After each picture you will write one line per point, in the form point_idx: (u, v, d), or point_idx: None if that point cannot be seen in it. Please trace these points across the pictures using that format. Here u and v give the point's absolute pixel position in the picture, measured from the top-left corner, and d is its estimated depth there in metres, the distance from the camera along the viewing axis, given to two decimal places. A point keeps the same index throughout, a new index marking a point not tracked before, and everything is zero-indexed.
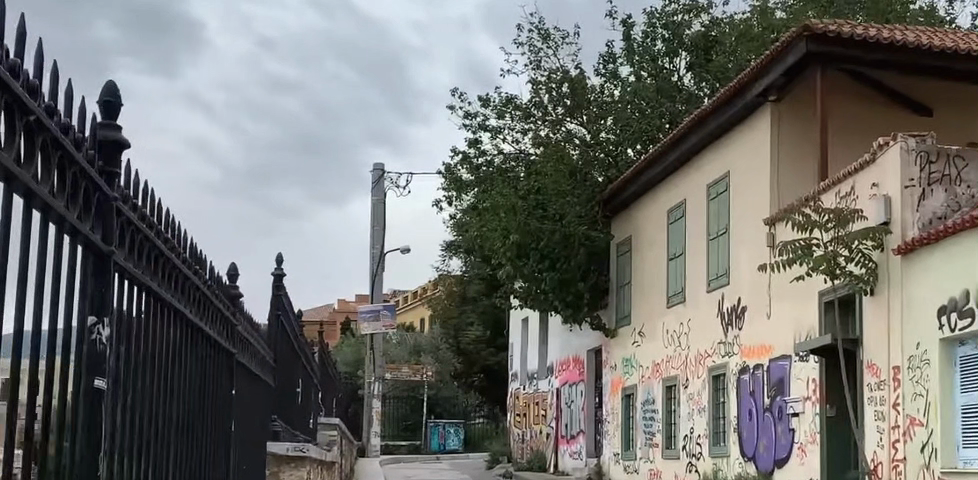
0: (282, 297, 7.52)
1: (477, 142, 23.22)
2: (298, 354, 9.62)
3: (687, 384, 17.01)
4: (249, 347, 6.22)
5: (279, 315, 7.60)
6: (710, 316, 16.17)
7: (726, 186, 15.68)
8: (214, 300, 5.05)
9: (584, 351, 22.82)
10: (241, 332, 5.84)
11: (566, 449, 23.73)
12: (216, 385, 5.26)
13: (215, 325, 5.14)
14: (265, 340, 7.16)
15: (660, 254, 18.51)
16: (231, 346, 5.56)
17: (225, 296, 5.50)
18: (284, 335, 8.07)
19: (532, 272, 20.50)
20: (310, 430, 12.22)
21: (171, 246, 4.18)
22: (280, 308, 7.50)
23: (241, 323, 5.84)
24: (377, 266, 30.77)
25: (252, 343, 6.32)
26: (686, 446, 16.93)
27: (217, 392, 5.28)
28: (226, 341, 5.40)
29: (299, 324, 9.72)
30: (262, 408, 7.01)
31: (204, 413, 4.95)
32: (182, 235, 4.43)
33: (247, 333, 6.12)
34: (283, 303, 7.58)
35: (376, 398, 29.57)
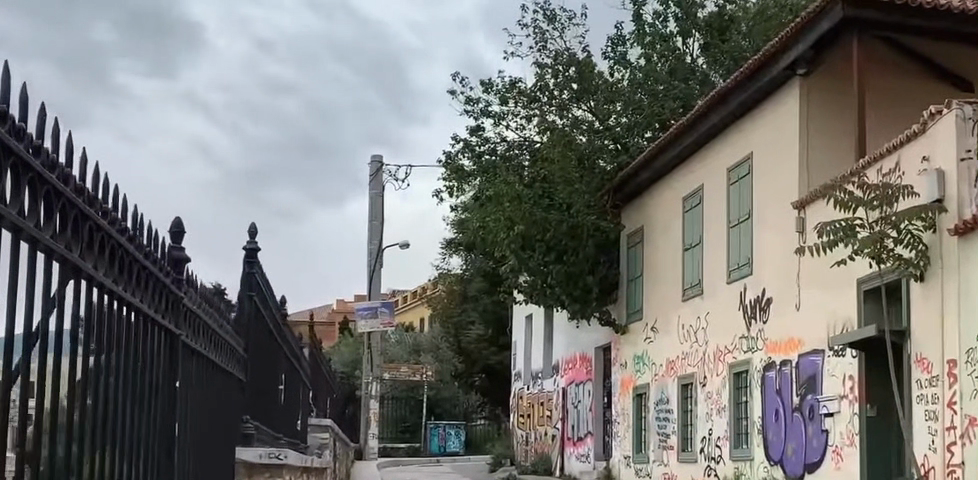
0: (256, 276, 6.41)
1: (479, 130, 22.11)
2: (284, 348, 8.63)
3: (705, 382, 15.91)
4: (203, 328, 5.13)
5: (253, 299, 6.48)
6: (731, 309, 15.05)
7: (748, 169, 14.57)
8: (138, 261, 3.96)
9: (591, 348, 21.70)
10: (188, 307, 4.79)
11: (573, 451, 22.62)
12: (147, 367, 4.18)
13: (142, 292, 4.05)
14: (233, 325, 6.04)
15: (674, 244, 17.42)
16: (170, 323, 4.47)
17: (163, 262, 4.41)
18: (261, 323, 6.98)
19: (537, 265, 19.49)
20: (297, 432, 11.12)
21: (67, 179, 3.09)
22: (253, 290, 6.41)
23: (188, 295, 4.79)
24: (375, 262, 29.66)
25: (209, 326, 5.27)
26: (703, 448, 15.83)
27: (148, 378, 4.19)
28: (160, 316, 4.30)
29: (282, 313, 8.71)
30: (227, 406, 5.94)
31: (125, 408, 3.89)
32: (92, 173, 3.35)
33: (198, 312, 5.03)
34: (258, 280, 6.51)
35: (375, 399, 28.46)
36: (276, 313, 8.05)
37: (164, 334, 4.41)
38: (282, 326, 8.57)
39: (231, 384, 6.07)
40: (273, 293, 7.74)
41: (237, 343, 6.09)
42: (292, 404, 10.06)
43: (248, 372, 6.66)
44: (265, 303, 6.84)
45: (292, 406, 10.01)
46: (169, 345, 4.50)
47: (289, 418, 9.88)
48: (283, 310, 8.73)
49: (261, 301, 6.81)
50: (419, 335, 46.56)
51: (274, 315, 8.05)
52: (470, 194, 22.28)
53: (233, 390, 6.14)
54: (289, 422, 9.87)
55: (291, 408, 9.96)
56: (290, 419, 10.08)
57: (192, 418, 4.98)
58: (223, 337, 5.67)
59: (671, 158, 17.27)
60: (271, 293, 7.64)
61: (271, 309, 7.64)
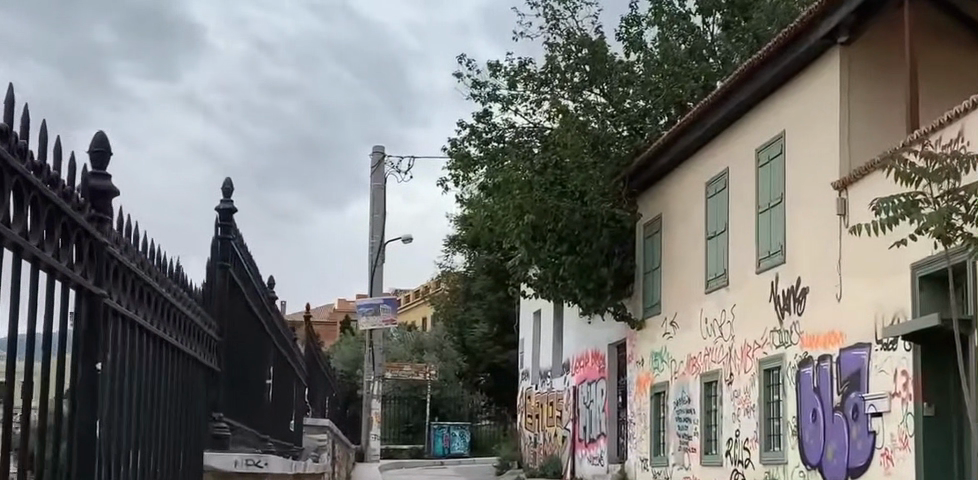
0: (231, 243, 5.37)
1: (486, 115, 21.04)
2: (272, 337, 7.58)
3: (731, 380, 14.81)
4: (145, 292, 4.19)
5: (228, 269, 5.43)
6: (761, 301, 13.93)
7: (780, 148, 13.51)
8: (32, 182, 3.01)
9: (605, 345, 20.61)
10: (116, 261, 3.81)
11: (585, 454, 21.52)
12: (48, 329, 3.21)
13: (37, 233, 3.09)
14: (197, 299, 4.98)
15: (694, 232, 16.35)
16: (84, 276, 3.49)
17: (73, 194, 3.43)
18: (240, 305, 5.97)
19: (548, 256, 18.42)
20: (289, 436, 10.01)
21: None
22: (229, 260, 5.39)
23: (115, 247, 3.82)
24: (376, 257, 28.57)
25: (155, 293, 4.31)
26: (729, 451, 14.74)
27: (48, 342, 3.22)
28: (66, 262, 3.34)
29: (270, 296, 7.66)
30: (192, 399, 4.97)
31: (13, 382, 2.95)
32: None
33: (138, 272, 4.08)
34: (235, 249, 5.55)
35: (377, 399, 27.36)
36: (263, 297, 7.03)
37: (73, 292, 3.42)
38: (270, 312, 7.52)
39: (195, 376, 5.04)
40: (257, 270, 6.76)
41: (205, 322, 5.11)
42: (283, 407, 8.99)
43: (222, 359, 5.60)
44: (244, 282, 5.84)
45: (282, 408, 8.95)
46: (85, 308, 3.52)
47: (279, 421, 8.81)
48: (272, 295, 7.67)
49: (240, 276, 5.81)
50: (421, 333, 45.42)
51: (260, 298, 6.99)
52: (477, 183, 21.24)
53: (201, 379, 5.15)
54: (279, 427, 8.80)
55: (282, 410, 8.90)
56: (281, 423, 9.01)
57: (131, 403, 4.02)
58: (181, 310, 4.69)
59: (690, 142, 16.23)
60: (255, 266, 6.64)
61: (254, 286, 6.59)
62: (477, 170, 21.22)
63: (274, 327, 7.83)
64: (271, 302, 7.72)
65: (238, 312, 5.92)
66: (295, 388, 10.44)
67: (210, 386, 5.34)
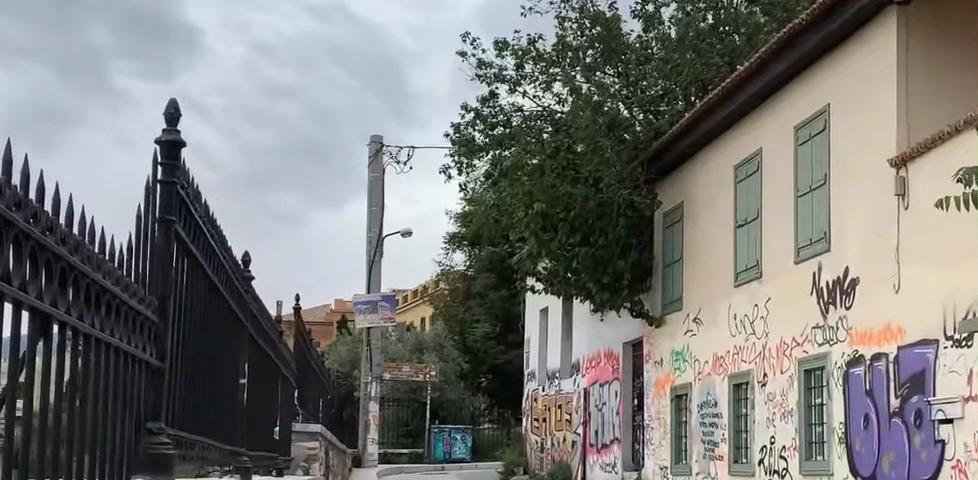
0: (177, 190, 4.46)
1: (492, 97, 19.75)
2: (249, 327, 6.37)
3: (765, 381, 13.46)
4: (39, 251, 3.17)
5: (174, 228, 4.44)
6: (799, 293, 12.59)
7: (824, 123, 12.20)
8: None
9: (619, 344, 19.26)
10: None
11: (597, 460, 20.18)
12: None
13: None
14: (119, 261, 3.94)
15: (720, 220, 15.04)
16: None
17: None
18: (194, 276, 4.84)
19: (559, 249, 17.09)
20: (272, 444, 8.67)
21: None
22: (174, 216, 4.43)
23: None
24: (374, 251, 27.19)
25: (36, 244, 3.15)
26: (763, 460, 13.38)
27: None
28: None
29: (244, 277, 6.41)
30: (110, 395, 3.91)
31: None
32: None
33: (30, 227, 3.08)
34: (177, 200, 4.45)
35: (374, 401, 25.96)
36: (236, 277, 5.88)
37: None
38: (245, 297, 6.30)
39: (108, 362, 3.87)
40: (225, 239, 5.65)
41: (128, 291, 4.00)
42: (264, 413, 7.75)
43: (168, 349, 4.52)
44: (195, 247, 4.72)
45: (264, 413, 7.70)
46: None
47: (260, 430, 7.55)
48: (249, 275, 6.40)
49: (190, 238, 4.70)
50: (420, 334, 44.01)
51: (231, 276, 5.81)
52: (481, 171, 19.96)
53: (123, 367, 4.01)
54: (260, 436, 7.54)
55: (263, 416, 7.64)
56: (262, 432, 7.75)
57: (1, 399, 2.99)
58: (94, 278, 3.65)
59: (713, 124, 15.04)
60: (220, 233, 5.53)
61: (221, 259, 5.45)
62: (482, 157, 19.94)
63: (252, 318, 6.60)
64: (246, 282, 6.48)
65: (191, 284, 4.77)
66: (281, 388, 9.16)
67: (138, 377, 4.20)
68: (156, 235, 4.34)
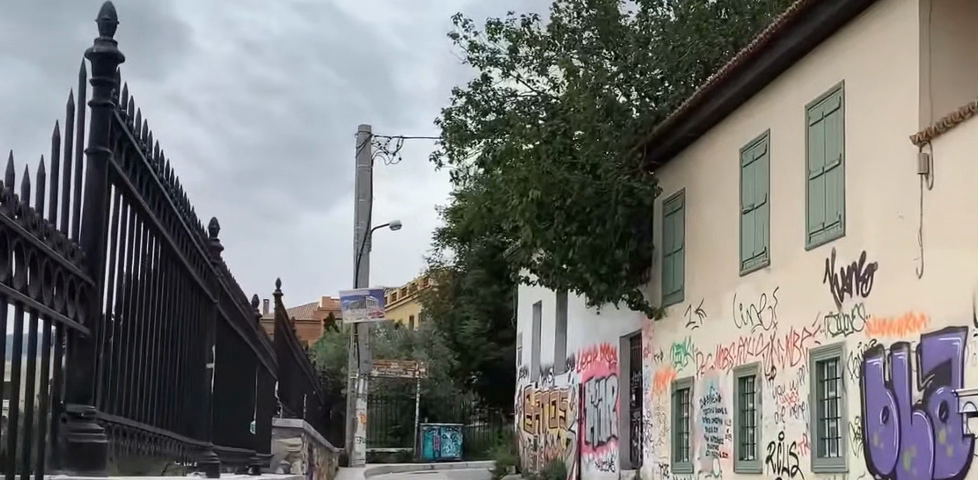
0: (110, 116, 4.06)
1: (484, 82, 19.13)
2: (215, 303, 6.15)
3: (773, 374, 12.79)
4: None
5: (105, 163, 4.02)
6: (810, 280, 11.93)
7: (837, 101, 11.51)
8: None
9: (616, 337, 18.60)
10: None
11: (593, 459, 19.49)
12: None
13: None
14: (39, 206, 3.49)
15: (724, 206, 14.39)
16: None
17: None
18: (138, 236, 4.53)
19: (554, 238, 16.46)
20: (249, 438, 8.01)
21: None
22: (107, 146, 4.02)
23: None
24: (361, 244, 26.46)
25: None
26: (771, 457, 12.72)
27: None
28: None
29: (209, 252, 6.15)
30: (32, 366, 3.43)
31: None
32: None
33: None
34: (112, 123, 4.06)
35: (361, 398, 25.21)
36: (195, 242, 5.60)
37: None
38: (211, 269, 6.07)
39: (28, 327, 3.33)
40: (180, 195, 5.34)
41: (60, 246, 3.53)
42: (241, 399, 7.46)
43: (100, 316, 4.02)
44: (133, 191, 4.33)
45: (240, 398, 7.37)
46: None
47: (236, 417, 7.25)
48: (208, 241, 5.93)
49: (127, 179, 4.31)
50: (409, 331, 43.19)
51: (190, 241, 5.54)
52: (473, 159, 19.31)
53: (51, 337, 3.52)
54: (235, 424, 7.25)
55: (239, 402, 7.32)
56: (240, 420, 7.46)
57: None
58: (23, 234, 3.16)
59: (712, 107, 14.45)
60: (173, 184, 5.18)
61: (171, 214, 5.12)
62: (474, 144, 19.27)
63: (220, 294, 6.33)
64: (213, 255, 6.23)
65: (129, 239, 4.39)
66: (259, 379, 8.51)
67: (66, 347, 3.71)
68: (86, 168, 3.93)
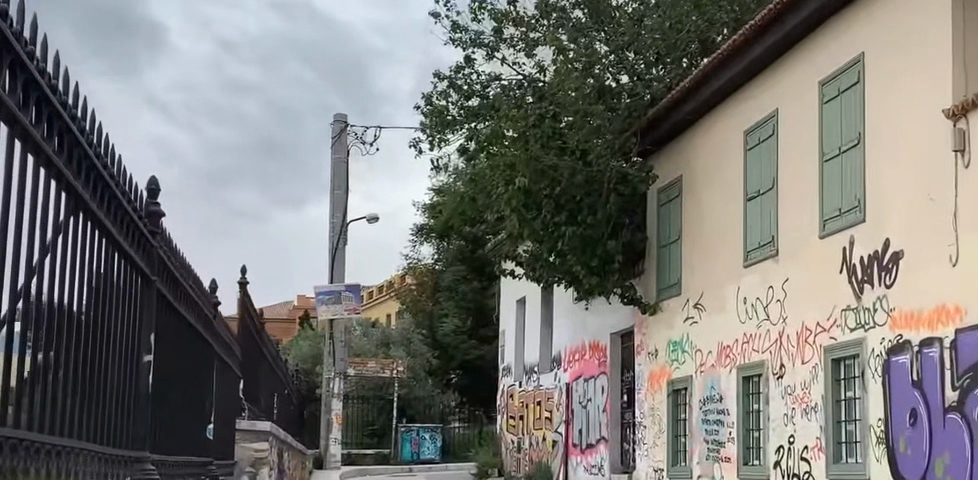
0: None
1: (467, 64, 18.10)
2: (157, 280, 5.32)
3: (782, 373, 11.84)
4: None
5: None
6: (826, 272, 10.97)
7: (856, 75, 10.57)
8: None
9: (606, 334, 17.65)
10: None
11: (581, 462, 18.53)
12: None
13: None
14: None
15: (726, 193, 13.43)
16: None
17: None
18: (29, 189, 3.37)
19: (542, 229, 15.46)
20: (206, 442, 6.99)
21: None
22: None
23: None
24: (337, 238, 25.35)
25: None
26: (779, 463, 11.78)
27: None
28: None
29: (146, 221, 5.29)
30: None
31: None
32: None
33: None
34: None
35: (337, 398, 24.10)
36: (125, 205, 4.73)
37: None
38: (144, 238, 5.18)
39: None
40: (104, 145, 4.46)
41: None
42: (198, 394, 6.60)
43: None
44: (31, 126, 3.33)
45: (195, 394, 6.50)
46: None
47: (191, 418, 6.38)
48: (133, 202, 4.92)
49: (22, 113, 3.31)
50: (386, 329, 42.03)
51: (116, 203, 4.65)
52: (456, 146, 18.35)
53: None
54: (191, 426, 6.39)
55: (193, 399, 6.45)
56: (198, 420, 6.61)
57: None
58: None
59: (712, 88, 13.51)
60: (92, 128, 4.26)
61: (92, 168, 4.22)
62: (456, 130, 18.32)
63: (161, 271, 5.48)
64: (152, 223, 5.38)
65: (32, 197, 3.40)
66: (217, 375, 7.49)
67: None
68: None
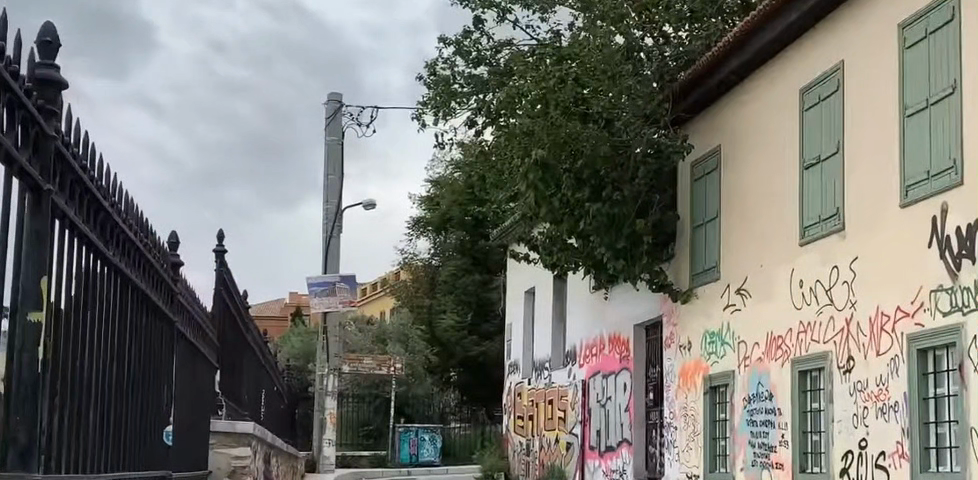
0: None
1: (476, 27, 16.49)
2: (52, 192, 3.59)
3: (851, 367, 10.20)
4: None
5: None
6: (908, 248, 9.33)
7: (948, 12, 8.90)
8: None
9: (629, 326, 16.01)
10: None
11: (600, 467, 16.91)
12: None
13: None
14: None
15: (776, 161, 11.80)
16: None
17: None
18: None
19: (561, 208, 13.93)
20: (153, 446, 5.30)
21: None
22: None
23: None
24: (331, 225, 23.70)
25: None
26: (847, 471, 10.13)
27: None
28: None
29: (35, 95, 3.56)
30: None
31: None
32: None
33: None
34: None
35: (331, 397, 22.40)
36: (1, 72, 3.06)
37: None
38: (31, 123, 3.43)
39: None
40: None
41: None
42: (138, 373, 4.98)
43: None
44: None
45: (130, 377, 4.84)
46: None
47: (124, 408, 4.72)
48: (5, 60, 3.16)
49: None
50: (382, 324, 40.30)
51: None
52: (465, 118, 16.72)
53: None
54: (127, 417, 4.76)
55: (127, 384, 4.78)
56: (138, 410, 4.98)
57: None
58: None
59: (761, 42, 11.85)
60: None
61: None
62: (464, 101, 16.69)
63: (64, 180, 3.79)
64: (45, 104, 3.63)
65: None
66: (174, 355, 5.79)
67: None
68: None
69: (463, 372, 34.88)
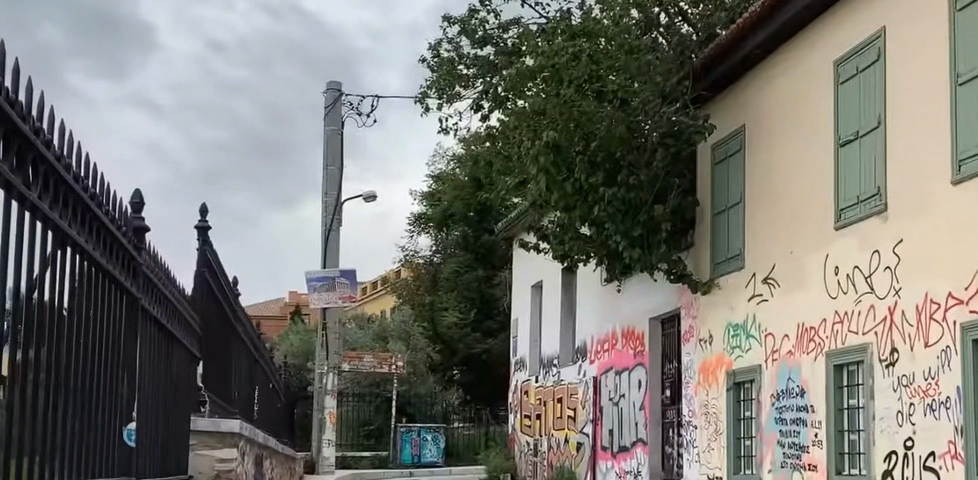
0: None
1: (482, 5, 15.67)
2: None
3: (895, 360, 9.36)
4: None
5: None
6: (959, 229, 8.50)
7: None
8: None
9: (644, 320, 15.17)
10: None
11: (613, 468, 16.05)
12: None
13: None
14: None
15: (808, 140, 10.95)
16: None
17: None
18: None
19: (573, 193, 13.01)
20: (92, 442, 4.48)
21: None
22: None
23: None
24: (331, 218, 22.88)
25: None
26: (891, 473, 9.29)
27: None
28: None
29: None
30: None
31: None
32: None
33: None
34: None
35: (330, 396, 21.52)
36: None
37: None
38: None
39: None
40: None
41: None
42: (70, 354, 4.15)
43: None
44: None
45: (58, 358, 4.00)
46: None
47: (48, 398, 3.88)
48: None
49: None
50: (383, 323, 39.42)
51: None
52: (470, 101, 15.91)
53: None
54: (53, 404, 3.94)
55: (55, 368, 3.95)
56: (72, 398, 4.16)
57: None
58: None
59: (791, 12, 10.97)
60: None
61: None
62: (469, 84, 15.88)
63: None
64: None
65: None
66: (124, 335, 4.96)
67: None
68: None
69: (467, 371, 34.06)
